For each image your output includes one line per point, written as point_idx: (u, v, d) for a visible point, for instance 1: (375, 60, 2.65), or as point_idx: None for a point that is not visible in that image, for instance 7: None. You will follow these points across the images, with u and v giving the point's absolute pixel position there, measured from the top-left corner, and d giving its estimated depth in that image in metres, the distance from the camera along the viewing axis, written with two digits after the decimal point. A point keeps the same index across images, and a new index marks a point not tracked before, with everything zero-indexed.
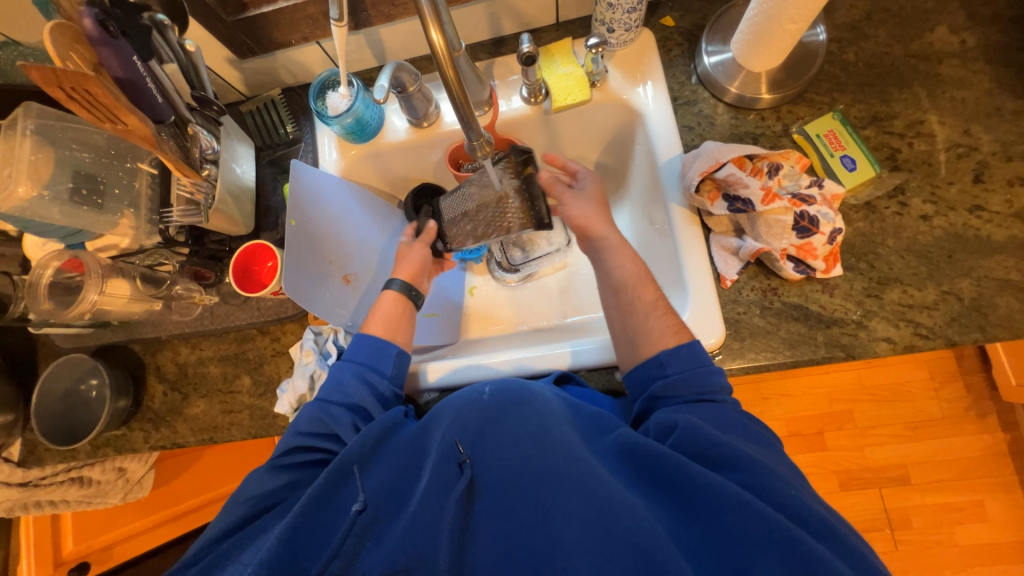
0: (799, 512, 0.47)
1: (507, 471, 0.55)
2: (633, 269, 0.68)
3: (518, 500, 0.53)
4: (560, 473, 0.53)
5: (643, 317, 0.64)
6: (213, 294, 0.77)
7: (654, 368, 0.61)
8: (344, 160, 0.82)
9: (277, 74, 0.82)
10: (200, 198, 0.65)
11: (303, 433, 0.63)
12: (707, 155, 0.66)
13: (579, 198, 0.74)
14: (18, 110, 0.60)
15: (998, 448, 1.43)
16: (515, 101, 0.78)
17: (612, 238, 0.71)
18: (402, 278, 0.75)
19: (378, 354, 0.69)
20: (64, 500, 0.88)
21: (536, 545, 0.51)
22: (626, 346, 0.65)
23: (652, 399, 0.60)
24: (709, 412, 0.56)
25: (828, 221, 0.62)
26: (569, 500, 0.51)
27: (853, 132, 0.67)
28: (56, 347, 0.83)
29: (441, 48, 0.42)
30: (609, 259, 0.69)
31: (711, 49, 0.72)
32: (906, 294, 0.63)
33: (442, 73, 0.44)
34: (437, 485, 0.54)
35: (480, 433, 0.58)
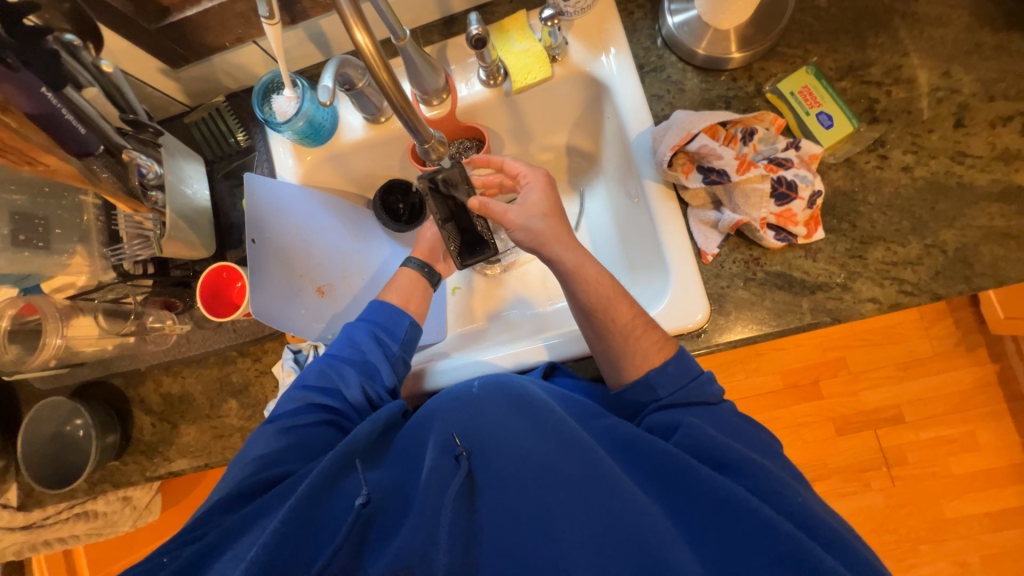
0: (802, 515, 0.48)
1: (509, 466, 0.55)
2: (601, 291, 0.63)
3: (519, 496, 0.53)
4: (561, 469, 0.53)
5: (624, 340, 0.61)
6: (186, 321, 0.74)
7: (646, 392, 0.60)
8: (302, 166, 0.78)
9: (217, 80, 0.76)
10: (150, 230, 0.62)
11: (306, 410, 0.62)
12: (678, 127, 0.62)
13: (526, 215, 0.67)
14: None
15: (987, 379, 1.46)
16: (473, 84, 0.73)
17: (567, 260, 0.65)
18: (419, 256, 0.79)
19: (393, 319, 0.70)
20: (72, 535, 0.89)
21: (537, 541, 0.51)
22: (605, 355, 0.64)
23: (647, 398, 0.60)
24: (707, 417, 0.58)
25: (807, 184, 0.59)
26: (571, 496, 0.51)
27: (829, 85, 0.64)
28: (34, 390, 0.81)
29: (369, 49, 0.39)
30: (573, 283, 0.65)
31: (674, 8, 0.68)
32: (890, 251, 0.62)
33: (374, 76, 0.41)
34: (438, 482, 0.53)
35: (481, 431, 0.58)
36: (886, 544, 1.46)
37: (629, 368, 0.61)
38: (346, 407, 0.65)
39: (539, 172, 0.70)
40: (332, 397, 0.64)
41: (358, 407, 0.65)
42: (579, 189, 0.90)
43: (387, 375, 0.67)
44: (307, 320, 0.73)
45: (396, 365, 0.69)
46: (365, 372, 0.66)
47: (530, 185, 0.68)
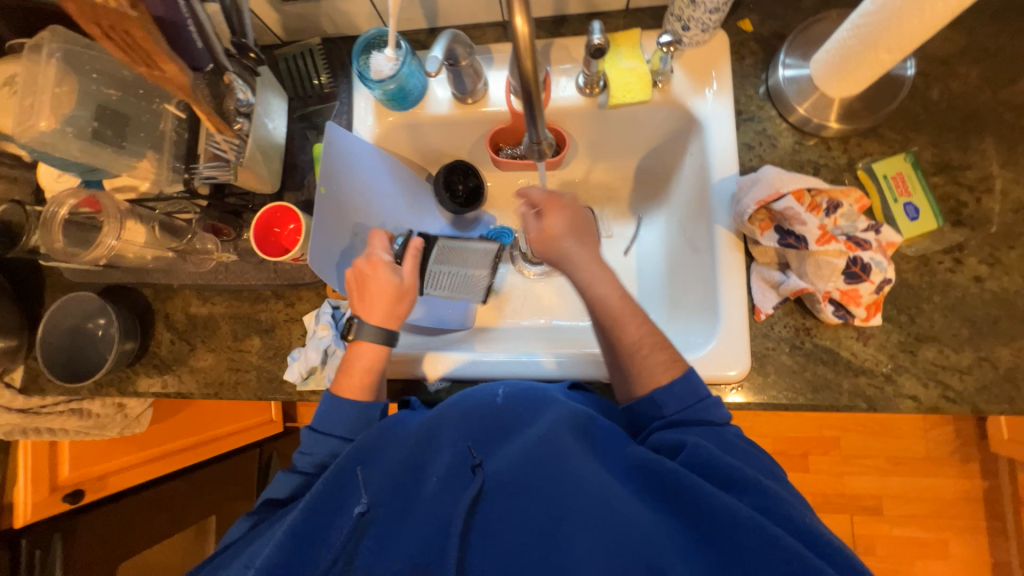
0: (801, 527, 0.47)
1: (515, 468, 0.53)
2: (616, 305, 0.63)
3: (526, 501, 0.51)
4: (567, 477, 0.51)
5: (630, 358, 0.62)
6: (230, 250, 0.74)
7: (651, 407, 0.59)
8: (380, 127, 0.77)
9: (318, 22, 0.76)
10: (229, 155, 0.61)
11: (311, 443, 0.63)
12: (767, 183, 0.62)
13: (544, 242, 0.67)
14: (44, 33, 0.56)
15: (972, 493, 1.46)
16: (569, 88, 0.72)
17: (580, 279, 0.65)
18: (378, 324, 0.66)
19: (357, 424, 0.63)
20: (62, 429, 0.88)
21: (543, 546, 0.48)
22: (619, 371, 0.64)
23: (643, 416, 0.61)
24: (706, 433, 0.56)
25: (880, 270, 0.59)
26: (577, 504, 0.49)
27: (923, 178, 0.63)
28: (63, 280, 0.81)
29: (524, 35, 0.38)
30: (588, 295, 0.64)
31: (788, 62, 0.67)
32: (942, 354, 0.62)
33: (518, 61, 0.40)
34: (447, 483, 0.54)
35: (491, 438, 0.58)
36: None
37: (635, 385, 0.62)
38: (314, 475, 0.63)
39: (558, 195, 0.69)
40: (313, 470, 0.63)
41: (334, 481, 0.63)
42: (638, 215, 0.89)
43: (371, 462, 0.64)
44: None
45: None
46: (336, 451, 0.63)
47: (546, 212, 0.68)
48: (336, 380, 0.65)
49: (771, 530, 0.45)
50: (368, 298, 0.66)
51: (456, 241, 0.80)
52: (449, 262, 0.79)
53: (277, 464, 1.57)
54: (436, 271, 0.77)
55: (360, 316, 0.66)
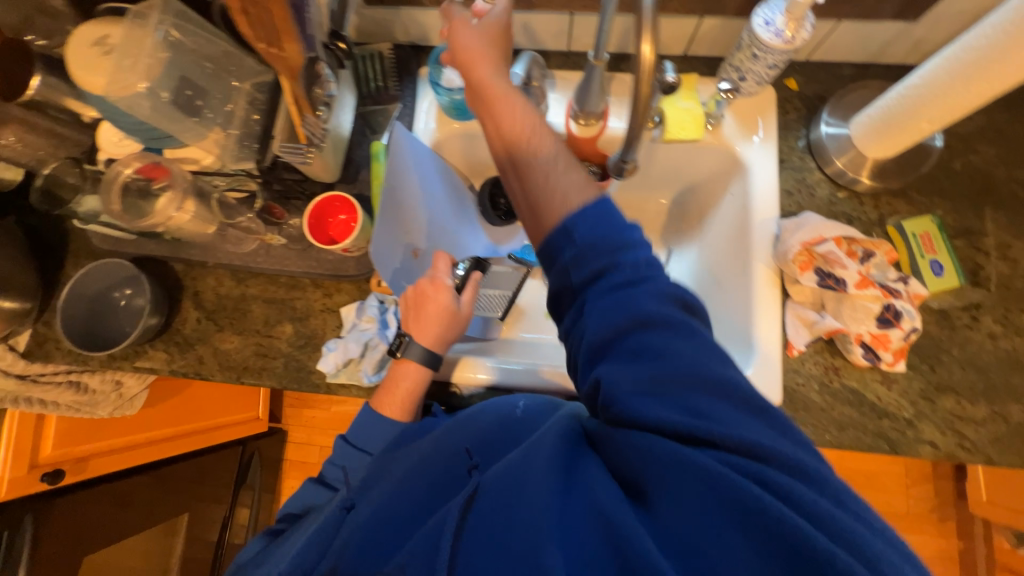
0: (819, 511, 0.34)
1: (504, 471, 0.46)
2: (521, 126, 0.53)
3: (515, 505, 0.42)
4: (533, 467, 0.44)
5: (542, 175, 0.51)
6: (280, 235, 0.74)
7: (559, 235, 0.47)
8: (440, 132, 0.79)
9: (392, 28, 0.79)
10: (314, 139, 0.61)
11: (344, 454, 0.68)
12: (810, 227, 0.67)
13: (482, 38, 0.55)
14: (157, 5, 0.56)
15: (947, 553, 1.50)
16: (626, 120, 0.77)
17: (498, 85, 0.54)
18: (426, 345, 0.67)
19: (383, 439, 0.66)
20: (53, 402, 0.83)
21: (515, 550, 0.39)
22: (522, 195, 0.52)
23: (566, 277, 0.47)
24: (616, 307, 0.42)
25: (909, 318, 0.63)
26: (560, 503, 0.41)
27: (947, 240, 0.69)
28: (90, 246, 0.79)
29: (647, 61, 0.44)
30: (510, 112, 0.53)
31: (831, 121, 0.73)
32: (959, 404, 0.66)
33: (637, 80, 0.46)
34: (439, 489, 0.53)
35: (495, 448, 0.55)
36: None
37: (547, 213, 0.49)
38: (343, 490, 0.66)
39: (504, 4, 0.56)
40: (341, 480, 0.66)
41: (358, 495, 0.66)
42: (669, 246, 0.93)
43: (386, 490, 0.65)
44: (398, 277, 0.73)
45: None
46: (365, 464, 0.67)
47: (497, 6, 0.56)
48: (382, 391, 0.67)
49: (780, 515, 0.34)
50: (422, 320, 0.67)
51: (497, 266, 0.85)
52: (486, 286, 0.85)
53: (257, 465, 1.49)
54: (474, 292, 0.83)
55: (411, 335, 0.67)
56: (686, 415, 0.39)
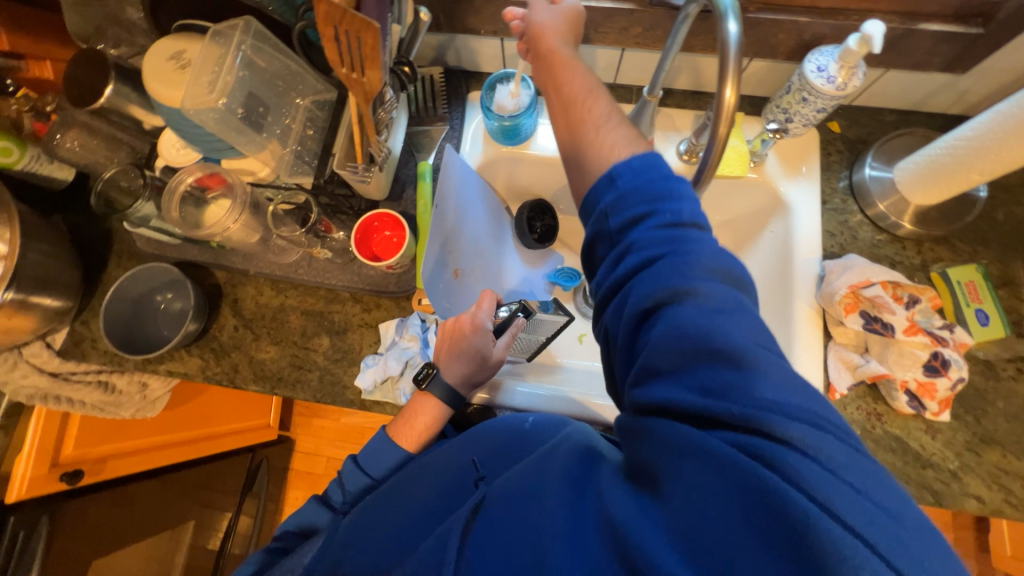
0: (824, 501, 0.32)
1: (512, 483, 0.49)
2: (581, 82, 0.54)
3: (525, 515, 0.45)
4: (545, 484, 0.46)
5: (593, 130, 0.51)
6: (326, 248, 0.75)
7: (603, 186, 0.46)
8: (486, 156, 0.81)
9: (444, 53, 0.81)
10: (380, 158, 0.62)
11: (352, 476, 0.66)
12: (857, 270, 0.66)
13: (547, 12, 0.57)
14: (241, 24, 0.58)
15: None
16: (670, 153, 0.78)
17: (563, 50, 0.55)
18: (451, 381, 0.66)
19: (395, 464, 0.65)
20: (79, 402, 0.82)
21: (521, 551, 0.42)
22: (572, 146, 0.53)
23: (604, 222, 0.46)
24: (651, 280, 0.41)
25: (957, 367, 0.62)
26: (568, 508, 0.43)
27: (992, 290, 0.69)
28: (134, 248, 0.80)
29: (729, 104, 0.45)
30: (566, 73, 0.55)
31: (874, 165, 0.74)
32: (1005, 459, 0.64)
33: (715, 123, 0.46)
34: (451, 496, 0.58)
35: (503, 462, 0.58)
36: None
37: (593, 164, 0.49)
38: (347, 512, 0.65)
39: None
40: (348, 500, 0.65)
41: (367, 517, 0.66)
42: None
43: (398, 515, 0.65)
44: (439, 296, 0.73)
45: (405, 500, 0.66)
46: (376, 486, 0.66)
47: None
48: (403, 419, 0.66)
49: (786, 498, 0.32)
50: (449, 355, 0.66)
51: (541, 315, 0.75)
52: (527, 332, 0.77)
53: (265, 474, 1.47)
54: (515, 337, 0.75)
55: (439, 368, 0.66)
56: (696, 394, 0.37)
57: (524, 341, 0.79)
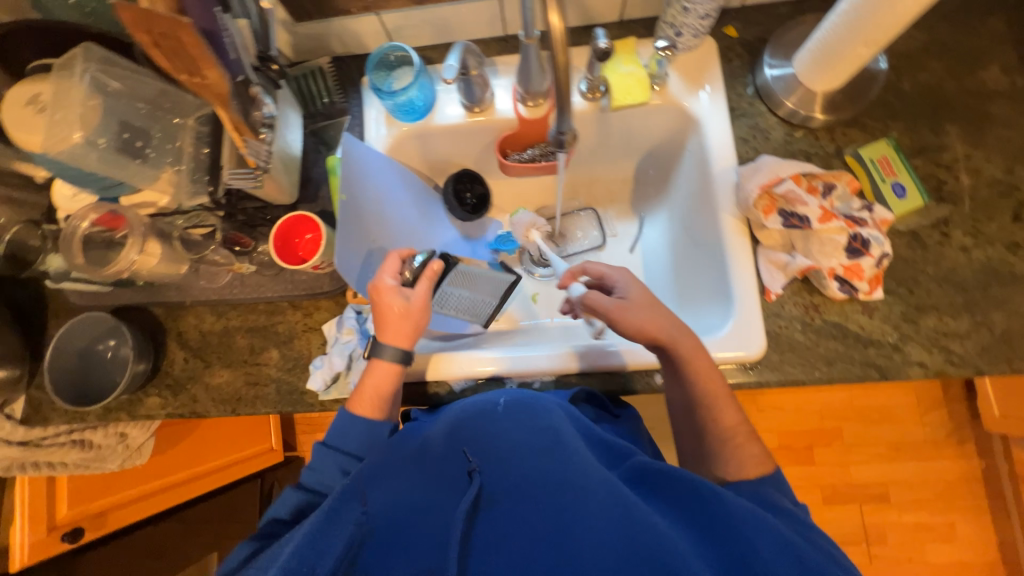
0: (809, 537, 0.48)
1: (533, 478, 0.50)
2: (710, 387, 0.62)
3: (540, 516, 0.48)
4: (572, 484, 0.48)
5: (719, 444, 0.61)
6: (247, 262, 0.74)
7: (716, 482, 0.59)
8: (392, 137, 0.80)
9: (327, 42, 0.79)
10: (260, 161, 0.61)
11: (323, 460, 0.62)
12: (767, 170, 0.67)
13: (633, 307, 0.65)
14: (78, 52, 0.58)
15: (972, 474, 1.49)
16: (572, 95, 0.76)
17: (681, 348, 0.63)
18: (397, 345, 0.66)
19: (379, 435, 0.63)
20: (62, 463, 0.84)
21: (552, 549, 0.45)
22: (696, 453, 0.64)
23: None
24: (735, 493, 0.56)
25: (878, 244, 0.63)
26: (593, 514, 0.46)
27: (904, 160, 0.69)
28: (69, 304, 0.79)
29: (560, 30, 0.44)
30: (688, 376, 0.63)
31: (773, 62, 0.73)
32: (942, 322, 0.66)
33: (553, 55, 0.46)
34: (438, 482, 0.52)
35: (489, 440, 0.54)
36: None
37: (721, 467, 0.60)
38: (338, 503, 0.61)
39: (624, 271, 0.70)
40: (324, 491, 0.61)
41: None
42: (640, 214, 0.94)
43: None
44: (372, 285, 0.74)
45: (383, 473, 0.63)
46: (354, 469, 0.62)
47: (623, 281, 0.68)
48: (354, 397, 0.65)
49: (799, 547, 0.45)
50: (386, 320, 0.65)
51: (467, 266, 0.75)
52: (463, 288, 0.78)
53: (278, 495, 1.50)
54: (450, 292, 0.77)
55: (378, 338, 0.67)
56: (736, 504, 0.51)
57: (465, 297, 0.80)
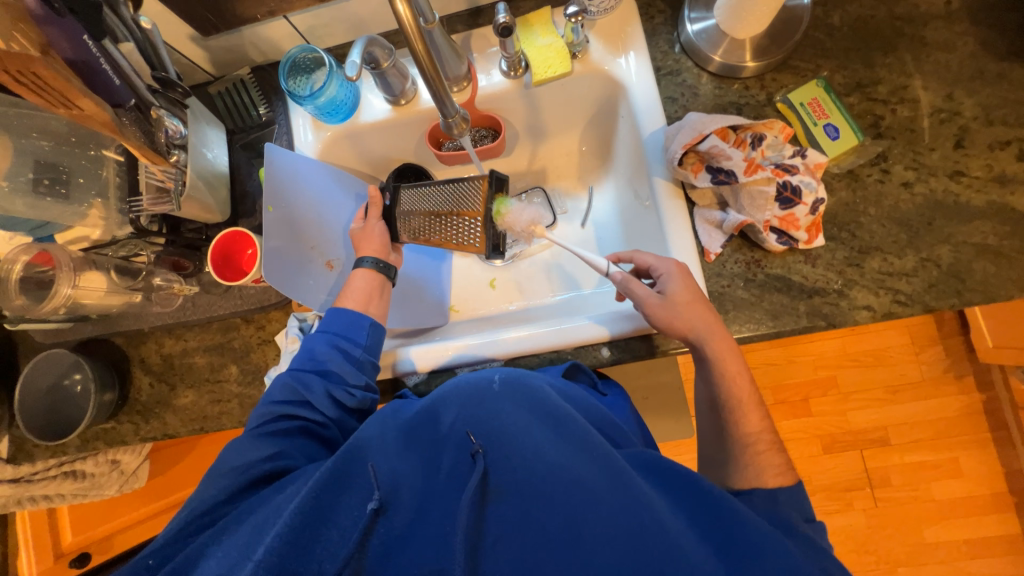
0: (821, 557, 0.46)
1: (547, 471, 0.49)
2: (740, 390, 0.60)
3: (545, 506, 0.47)
4: (584, 482, 0.47)
5: (742, 450, 0.58)
6: (193, 284, 0.75)
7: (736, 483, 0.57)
8: (320, 142, 0.79)
9: (245, 52, 0.78)
10: (169, 185, 0.63)
11: (309, 380, 0.63)
12: (689, 127, 0.65)
13: (667, 310, 0.60)
14: None
15: (975, 408, 1.46)
16: (494, 75, 0.76)
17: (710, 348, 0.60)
18: (374, 255, 0.73)
19: (350, 325, 0.67)
20: (58, 494, 0.87)
21: (563, 546, 0.45)
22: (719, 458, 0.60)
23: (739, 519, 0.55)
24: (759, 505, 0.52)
25: (810, 191, 0.62)
26: (605, 512, 0.46)
27: (837, 99, 0.67)
28: (35, 343, 0.81)
29: (409, 20, 0.44)
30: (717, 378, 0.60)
31: (694, 15, 0.71)
32: (886, 262, 0.64)
33: (411, 46, 0.46)
34: (444, 471, 0.52)
35: (495, 421, 0.53)
36: (865, 565, 1.44)
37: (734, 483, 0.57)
38: (324, 418, 0.62)
39: (670, 261, 0.64)
40: (303, 407, 0.62)
41: (336, 418, 0.63)
42: (589, 186, 0.92)
43: (351, 378, 0.64)
44: (314, 292, 0.74)
45: (361, 367, 0.66)
46: (330, 378, 0.64)
47: (665, 276, 0.62)
48: (339, 300, 0.70)
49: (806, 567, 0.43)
50: (358, 242, 0.74)
51: (422, 185, 0.75)
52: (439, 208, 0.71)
53: None
54: (427, 219, 0.73)
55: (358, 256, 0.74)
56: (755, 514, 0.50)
57: (457, 225, 0.69)
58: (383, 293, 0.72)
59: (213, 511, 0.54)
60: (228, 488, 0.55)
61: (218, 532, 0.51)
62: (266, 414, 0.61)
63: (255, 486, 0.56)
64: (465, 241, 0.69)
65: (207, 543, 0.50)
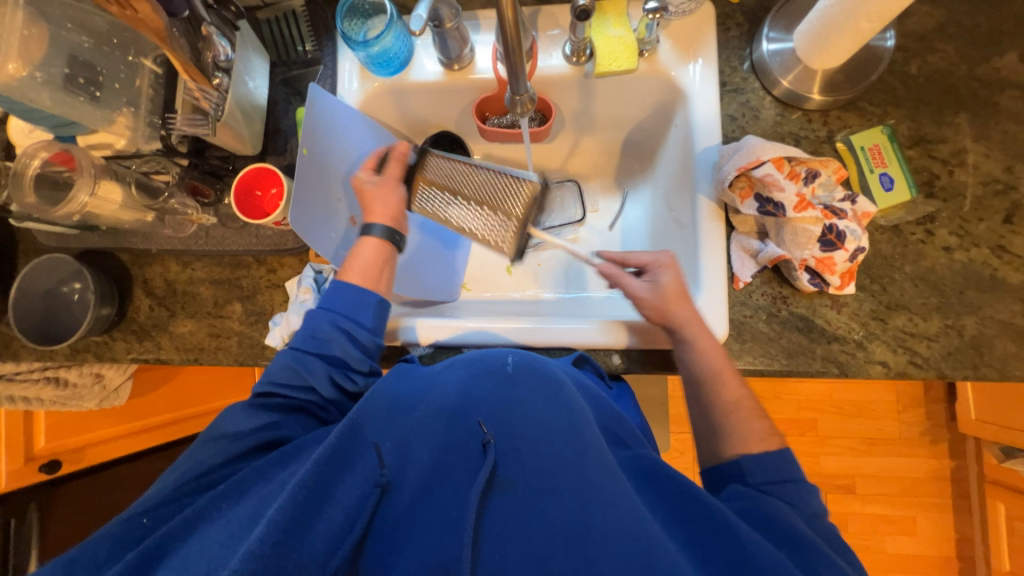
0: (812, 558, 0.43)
1: (558, 470, 0.47)
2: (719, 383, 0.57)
3: (556, 508, 0.46)
4: (594, 485, 0.46)
5: (720, 417, 0.56)
6: (210, 214, 0.73)
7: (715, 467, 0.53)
8: (364, 92, 0.76)
9: None
10: (206, 107, 0.61)
11: (301, 362, 0.59)
12: (748, 151, 0.63)
13: (654, 300, 0.63)
14: None
15: (941, 473, 1.49)
16: (555, 57, 0.73)
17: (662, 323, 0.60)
18: (384, 222, 0.69)
19: (356, 304, 0.63)
20: (37, 398, 0.86)
21: (570, 554, 0.43)
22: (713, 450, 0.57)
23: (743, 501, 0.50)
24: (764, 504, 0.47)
25: (854, 238, 0.61)
26: (616, 522, 0.43)
27: (898, 151, 0.66)
28: (38, 244, 0.79)
29: None
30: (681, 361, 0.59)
31: (772, 35, 0.69)
32: (911, 322, 0.63)
33: (500, 12, 0.44)
34: (452, 452, 0.50)
35: (505, 412, 0.52)
36: None
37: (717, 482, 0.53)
38: (320, 398, 0.60)
39: (664, 254, 0.66)
40: (305, 390, 0.59)
41: (334, 400, 0.61)
42: (623, 189, 0.91)
43: (356, 363, 0.61)
44: (335, 245, 0.72)
45: (367, 353, 0.63)
46: (332, 361, 0.61)
47: (661, 267, 0.65)
48: (342, 273, 0.66)
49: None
50: (370, 201, 0.70)
51: (452, 160, 0.76)
52: (465, 191, 0.75)
53: None
54: (449, 200, 0.76)
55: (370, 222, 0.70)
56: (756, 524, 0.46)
57: (482, 219, 0.76)
58: (391, 265, 0.69)
59: (217, 472, 0.51)
60: (228, 449, 0.52)
61: (220, 497, 0.48)
62: (267, 395, 0.58)
63: (255, 449, 0.54)
64: (490, 239, 0.77)
65: (207, 508, 0.47)
